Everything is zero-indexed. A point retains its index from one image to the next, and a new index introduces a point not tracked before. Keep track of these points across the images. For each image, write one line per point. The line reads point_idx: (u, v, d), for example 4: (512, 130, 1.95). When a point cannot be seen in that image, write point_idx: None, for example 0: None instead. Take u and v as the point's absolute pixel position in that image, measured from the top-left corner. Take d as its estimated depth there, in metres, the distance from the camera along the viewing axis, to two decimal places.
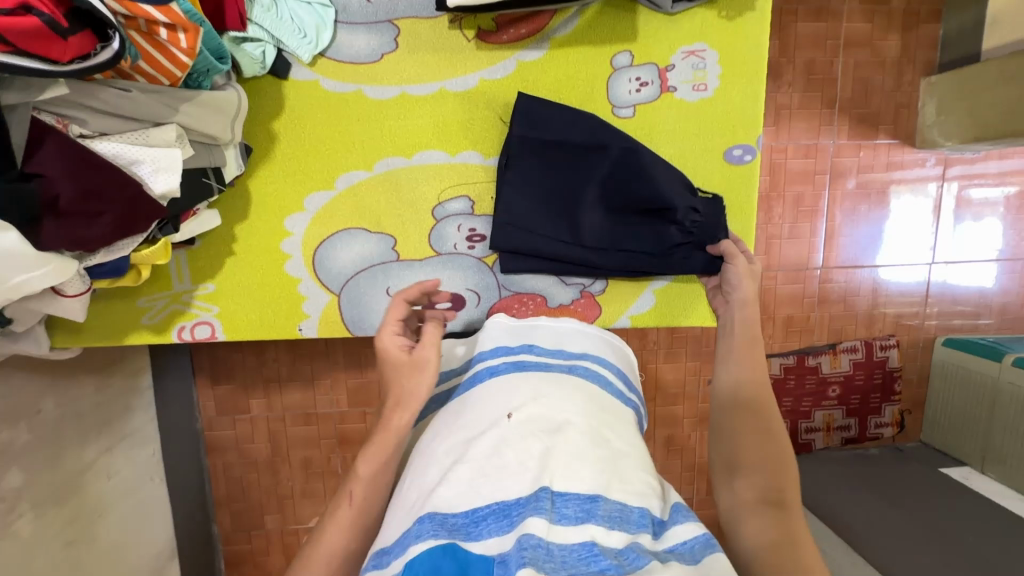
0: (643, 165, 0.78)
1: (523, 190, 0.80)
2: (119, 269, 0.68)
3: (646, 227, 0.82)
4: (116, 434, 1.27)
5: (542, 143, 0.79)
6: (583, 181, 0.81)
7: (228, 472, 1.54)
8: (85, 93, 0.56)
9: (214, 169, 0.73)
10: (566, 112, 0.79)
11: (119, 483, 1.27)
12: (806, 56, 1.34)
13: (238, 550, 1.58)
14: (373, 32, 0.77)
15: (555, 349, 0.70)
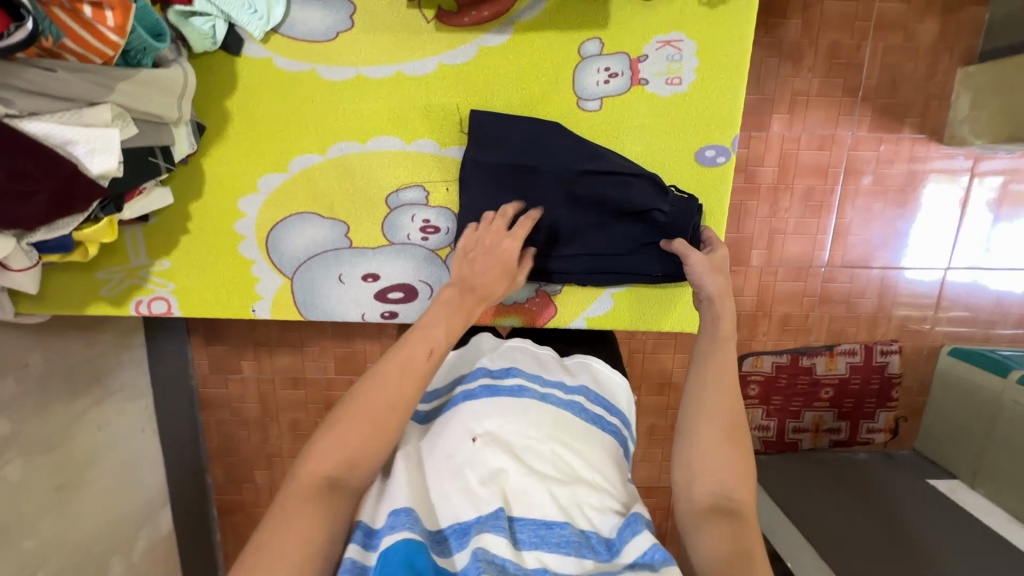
0: (600, 173, 0.76)
1: (493, 189, 0.78)
2: (64, 245, 0.69)
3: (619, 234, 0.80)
4: (107, 388, 1.31)
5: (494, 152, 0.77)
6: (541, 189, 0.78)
7: (221, 427, 1.58)
8: (11, 72, 0.56)
9: (162, 148, 0.72)
10: (522, 127, 0.76)
11: (111, 433, 1.32)
12: (830, 39, 1.21)
13: (230, 500, 1.64)
14: (328, 9, 0.73)
15: (535, 370, 0.72)
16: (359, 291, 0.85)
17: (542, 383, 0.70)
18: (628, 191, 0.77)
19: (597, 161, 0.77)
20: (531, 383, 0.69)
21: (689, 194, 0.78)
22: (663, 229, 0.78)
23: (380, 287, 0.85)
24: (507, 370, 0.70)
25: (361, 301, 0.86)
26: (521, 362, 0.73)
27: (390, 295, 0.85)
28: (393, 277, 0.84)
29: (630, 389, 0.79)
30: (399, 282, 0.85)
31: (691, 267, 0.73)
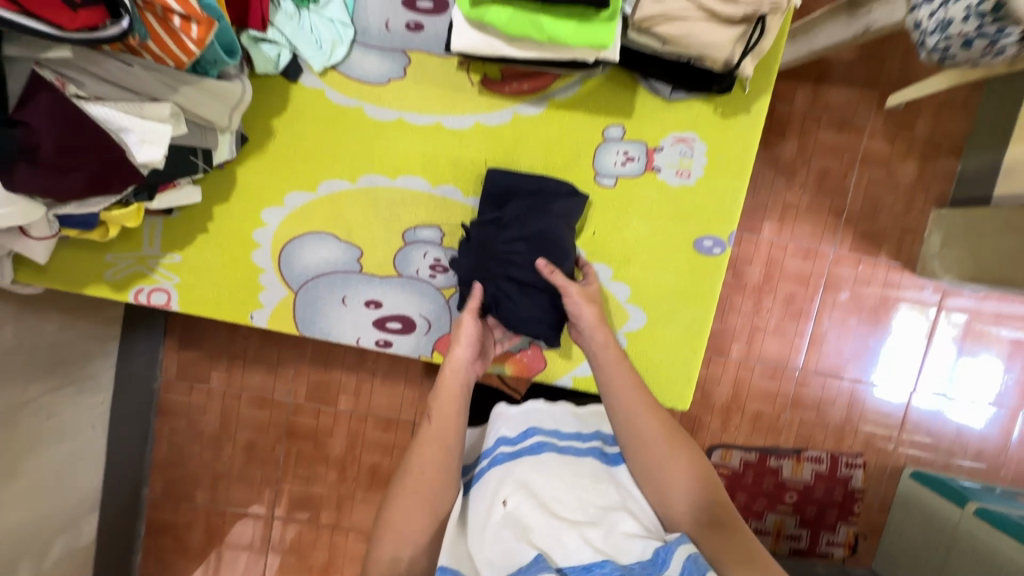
0: (539, 221, 0.81)
1: (478, 261, 0.82)
2: (88, 222, 0.71)
3: (503, 294, 0.81)
4: (67, 375, 1.17)
5: (482, 223, 0.81)
6: (499, 249, 0.81)
7: (173, 439, 1.44)
8: (88, 59, 0.61)
9: (204, 150, 0.76)
10: (534, 180, 0.82)
11: (57, 425, 1.16)
12: (820, 164, 1.33)
13: (162, 520, 1.45)
14: (386, 58, 0.81)
15: (552, 425, 0.77)
16: (359, 316, 0.88)
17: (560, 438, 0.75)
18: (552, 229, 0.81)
19: (523, 217, 0.81)
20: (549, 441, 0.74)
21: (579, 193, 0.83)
22: (558, 252, 0.81)
23: (380, 314, 0.88)
24: (524, 431, 0.74)
25: (359, 326, 0.88)
26: (539, 421, 0.76)
27: (388, 324, 0.88)
28: (394, 307, 0.87)
29: None
30: (399, 312, 0.88)
31: (568, 298, 0.77)
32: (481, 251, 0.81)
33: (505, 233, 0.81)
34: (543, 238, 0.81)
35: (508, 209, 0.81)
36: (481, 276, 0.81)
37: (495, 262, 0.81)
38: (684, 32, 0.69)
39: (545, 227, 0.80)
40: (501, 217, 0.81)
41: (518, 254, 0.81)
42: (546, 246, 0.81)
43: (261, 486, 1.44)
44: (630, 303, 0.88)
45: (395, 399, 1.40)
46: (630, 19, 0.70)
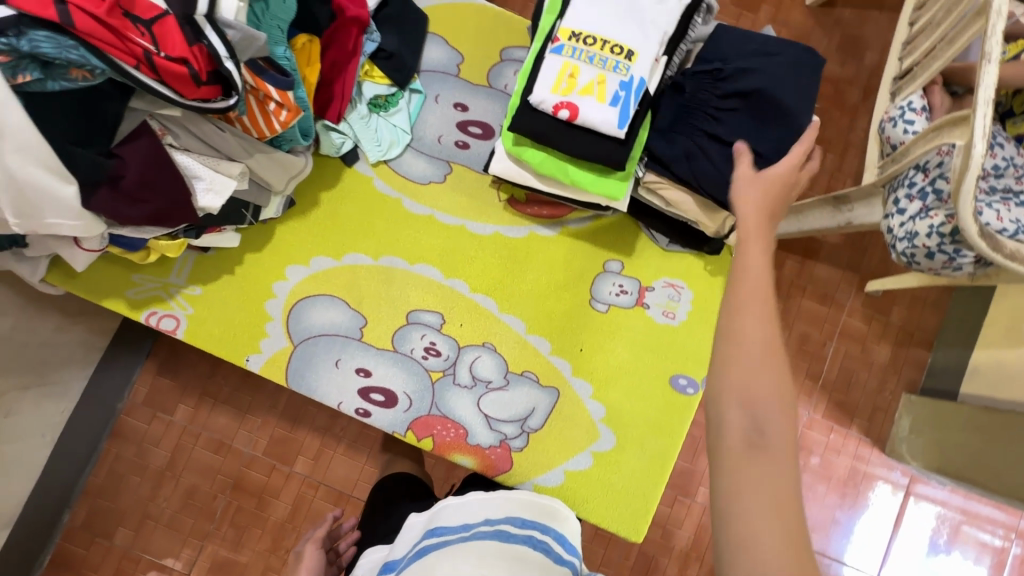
0: (772, 75, 0.75)
1: (683, 115, 0.79)
2: (134, 245, 0.79)
3: (701, 149, 0.78)
4: (42, 377, 1.17)
5: (699, 73, 0.78)
6: (704, 104, 0.78)
7: (114, 466, 1.39)
8: (192, 122, 0.73)
9: (256, 206, 0.86)
10: (758, 43, 0.78)
11: (12, 427, 1.13)
12: (800, 329, 1.41)
13: (71, 553, 1.35)
14: (432, 163, 0.95)
15: (460, 517, 0.71)
16: (346, 381, 0.91)
17: (465, 528, 0.68)
18: (775, 88, 0.75)
19: (747, 72, 0.76)
20: (452, 535, 0.68)
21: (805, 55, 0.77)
22: (771, 117, 0.75)
23: (367, 383, 0.91)
24: (429, 530, 0.70)
25: (343, 391, 0.91)
26: (447, 517, 0.72)
27: (371, 395, 0.91)
28: (381, 379, 0.91)
29: (557, 507, 0.76)
30: (385, 386, 0.91)
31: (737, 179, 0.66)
32: (692, 105, 0.78)
33: (722, 86, 0.77)
34: (767, 93, 0.75)
35: (734, 62, 0.77)
36: (677, 134, 0.79)
37: (705, 115, 0.78)
38: (686, 201, 0.81)
39: (771, 82, 0.75)
40: (721, 70, 0.77)
41: (732, 112, 0.77)
42: (766, 114, 0.76)
43: (187, 538, 1.36)
44: (604, 423, 0.91)
45: (354, 472, 1.38)
46: (641, 178, 0.82)
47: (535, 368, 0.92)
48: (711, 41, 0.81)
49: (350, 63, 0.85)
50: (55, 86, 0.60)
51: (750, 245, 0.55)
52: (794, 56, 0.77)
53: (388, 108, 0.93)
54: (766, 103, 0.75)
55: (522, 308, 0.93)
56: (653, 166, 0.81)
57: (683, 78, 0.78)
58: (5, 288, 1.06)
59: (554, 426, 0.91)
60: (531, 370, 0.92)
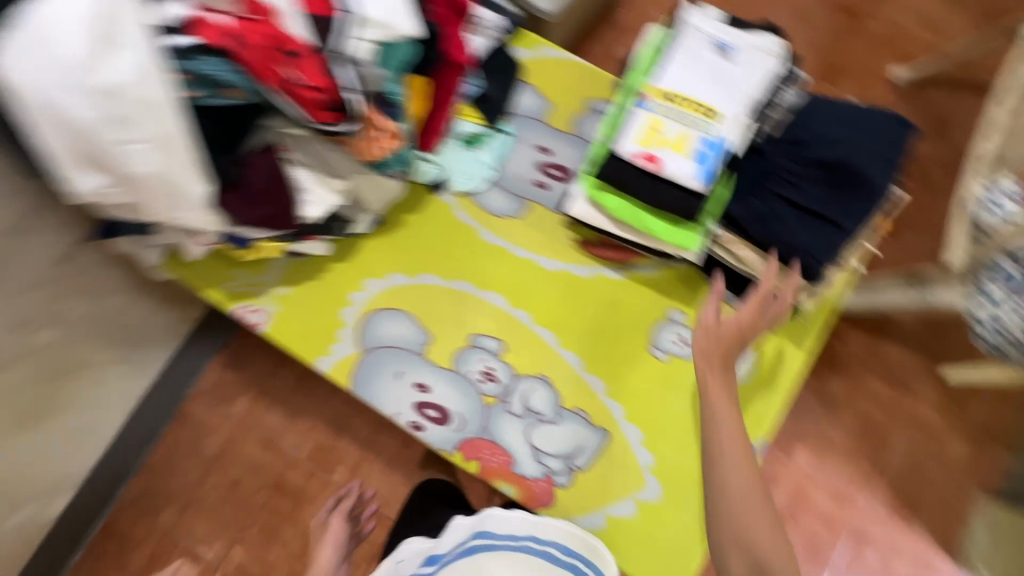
0: (855, 147, 0.76)
1: (760, 177, 0.80)
2: (242, 243, 0.89)
3: (777, 212, 0.78)
4: (128, 355, 1.30)
5: (778, 139, 0.80)
6: (782, 168, 0.79)
7: (170, 449, 1.47)
8: (310, 142, 0.83)
9: (347, 221, 0.94)
10: (841, 114, 0.79)
11: (97, 396, 1.26)
12: (866, 410, 1.32)
13: (118, 526, 1.43)
14: (511, 198, 1.01)
15: (505, 529, 0.90)
16: (404, 393, 0.95)
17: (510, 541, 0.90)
18: (858, 159, 0.76)
19: (828, 141, 0.77)
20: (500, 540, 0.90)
21: (889, 128, 0.78)
22: (852, 186, 0.76)
23: (424, 398, 0.95)
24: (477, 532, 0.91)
25: (401, 403, 0.95)
26: (494, 526, 0.91)
27: (427, 411, 0.94)
28: (437, 396, 0.94)
29: (587, 540, 0.85)
30: (440, 403, 0.94)
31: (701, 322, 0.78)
32: (770, 169, 0.79)
33: (802, 153, 0.78)
34: (848, 165, 0.76)
35: (816, 131, 0.78)
36: (752, 194, 0.80)
37: (782, 179, 0.79)
38: (760, 261, 0.80)
39: (852, 154, 0.76)
40: (802, 139, 0.79)
41: (810, 179, 0.78)
42: (846, 184, 0.76)
43: (224, 529, 1.42)
44: (652, 472, 0.90)
45: (389, 490, 1.41)
46: (716, 236, 0.81)
47: (588, 407, 0.93)
48: (797, 108, 0.81)
49: (447, 100, 0.93)
50: (213, 101, 0.69)
51: (713, 391, 0.74)
52: (878, 130, 0.77)
53: (477, 146, 1.01)
54: (848, 173, 0.76)
55: (582, 346, 0.95)
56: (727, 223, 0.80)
57: (763, 142, 0.80)
58: (120, 269, 1.20)
59: (601, 468, 0.91)
60: (584, 408, 0.93)
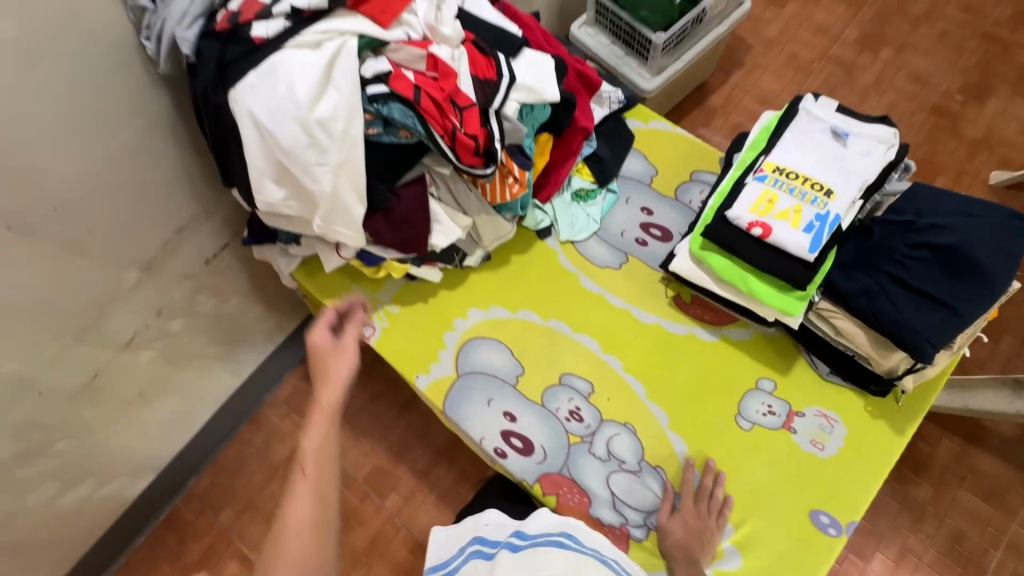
0: (970, 236, 0.78)
1: (869, 254, 0.82)
2: (374, 260, 1.00)
3: (886, 290, 0.80)
4: (231, 353, 1.43)
5: (889, 221, 0.83)
6: (893, 248, 0.81)
7: (242, 448, 1.57)
8: (452, 181, 0.95)
9: (463, 254, 1.05)
10: (955, 205, 0.82)
11: (197, 386, 1.39)
12: (954, 523, 1.24)
13: (181, 515, 1.51)
14: (611, 251, 1.08)
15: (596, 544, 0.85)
16: (493, 420, 1.00)
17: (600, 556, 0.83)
18: (973, 248, 0.78)
19: (941, 228, 0.80)
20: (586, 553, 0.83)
21: (1004, 223, 0.80)
22: (963, 274, 0.78)
23: (510, 428, 0.99)
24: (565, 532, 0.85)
25: (488, 428, 0.99)
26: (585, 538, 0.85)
27: (511, 440, 0.98)
28: (523, 427, 0.99)
29: None
30: (525, 434, 0.99)
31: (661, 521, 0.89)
32: (880, 248, 0.82)
33: (914, 237, 0.81)
34: (961, 253, 0.78)
35: (928, 218, 0.81)
36: (861, 270, 0.82)
37: (893, 258, 0.81)
38: (859, 332, 0.83)
39: (967, 242, 0.78)
40: (914, 223, 0.81)
41: (922, 261, 0.80)
42: (958, 271, 0.78)
43: None
44: (731, 539, 0.89)
45: (438, 525, 1.41)
46: (816, 304, 0.85)
47: (670, 461, 0.94)
48: (906, 195, 0.85)
49: (567, 161, 1.04)
50: (385, 138, 0.82)
51: None
52: (994, 223, 0.79)
53: (587, 201, 1.10)
54: (961, 261, 0.78)
55: (669, 399, 0.98)
56: (828, 295, 0.84)
57: (874, 223, 0.84)
58: (244, 273, 1.32)
59: None
60: (665, 462, 0.95)
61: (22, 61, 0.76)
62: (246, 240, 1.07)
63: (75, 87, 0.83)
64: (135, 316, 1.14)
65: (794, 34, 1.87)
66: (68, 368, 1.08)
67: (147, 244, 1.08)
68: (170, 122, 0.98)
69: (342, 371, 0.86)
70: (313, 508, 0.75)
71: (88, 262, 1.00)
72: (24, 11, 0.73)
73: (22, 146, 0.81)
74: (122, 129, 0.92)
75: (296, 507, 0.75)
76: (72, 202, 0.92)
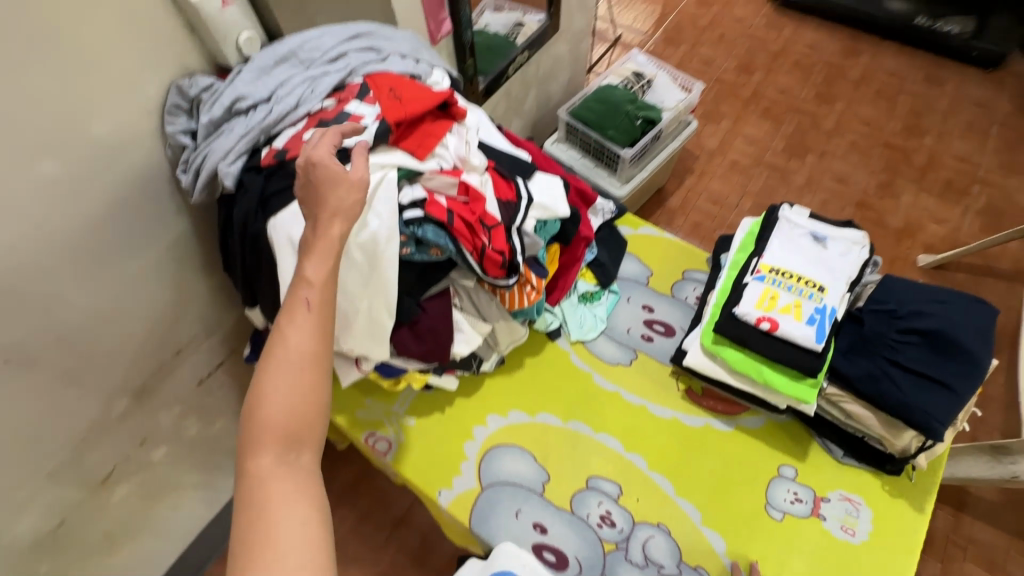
0: (948, 320, 0.88)
1: (864, 340, 0.91)
2: (394, 372, 1.00)
3: (887, 373, 0.87)
4: (211, 480, 1.31)
5: (875, 310, 0.93)
6: (883, 334, 0.90)
7: None
8: (475, 292, 0.98)
9: (479, 359, 1.06)
10: (928, 292, 0.93)
11: (170, 522, 1.25)
12: None
13: None
14: (620, 347, 1.13)
15: None
16: (523, 534, 0.96)
17: None
18: (953, 330, 0.87)
19: (923, 313, 0.90)
20: None
21: (971, 307, 0.91)
22: (951, 355, 0.87)
23: (542, 540, 0.95)
24: None
25: (519, 543, 0.95)
26: None
27: (544, 554, 0.94)
28: (556, 538, 0.95)
29: None
30: (558, 545, 0.95)
31: None
32: (872, 334, 0.91)
33: (900, 323, 0.90)
34: (945, 336, 0.87)
35: (909, 305, 0.91)
36: (859, 356, 0.90)
37: (886, 343, 0.90)
38: (869, 414, 0.89)
39: (947, 325, 0.88)
40: (897, 311, 0.91)
41: (911, 345, 0.89)
42: (945, 352, 0.87)
43: None
44: None
45: None
46: (824, 391, 0.92)
47: (708, 564, 0.92)
48: (882, 285, 0.96)
49: (573, 267, 1.09)
50: (417, 256, 0.86)
51: None
52: (964, 308, 0.90)
53: (592, 301, 1.17)
54: (946, 342, 0.87)
55: (698, 497, 0.97)
56: (834, 379, 0.91)
57: (862, 313, 0.93)
58: (235, 391, 1.25)
59: None
60: (704, 564, 0.93)
61: (56, 196, 0.77)
62: (248, 358, 1.10)
63: (102, 219, 0.83)
64: (117, 448, 1.04)
65: (731, 144, 2.16)
66: (34, 515, 0.96)
67: (141, 369, 1.01)
68: (186, 247, 0.98)
69: (344, 202, 0.69)
70: (314, 344, 0.62)
71: (80, 392, 0.93)
72: (67, 153, 0.75)
73: (35, 278, 0.79)
74: (140, 256, 0.91)
75: (294, 331, 0.62)
76: (75, 331, 0.87)
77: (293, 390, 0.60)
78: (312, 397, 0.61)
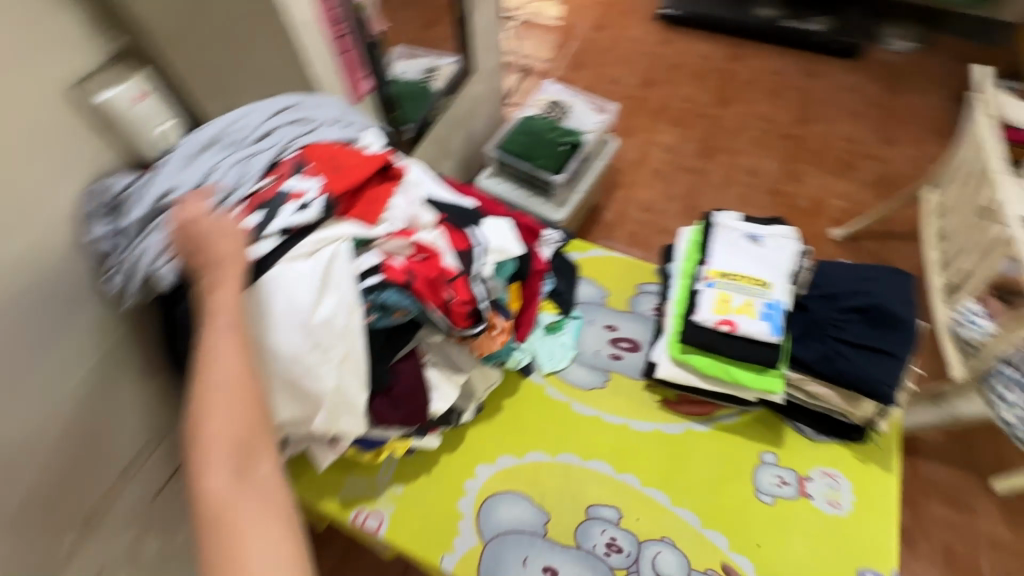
0: (879, 294, 0.97)
1: (812, 325, 0.99)
2: (374, 443, 0.96)
3: (838, 351, 0.95)
4: None
5: (816, 296, 1.02)
6: (827, 317, 0.99)
7: None
8: (446, 346, 0.97)
9: (457, 412, 1.04)
10: (857, 271, 1.02)
11: None
12: (941, 539, 1.35)
13: None
14: (592, 371, 1.15)
15: None
16: None
17: None
18: (885, 302, 0.96)
19: (857, 292, 0.99)
20: None
21: (896, 277, 1.01)
22: (889, 324, 0.95)
23: None
24: None
25: None
26: None
27: None
28: None
29: None
30: None
31: None
32: (818, 319, 0.99)
33: (840, 304, 0.99)
34: (881, 309, 0.96)
35: (844, 287, 1.00)
36: (811, 340, 0.98)
37: (831, 324, 0.98)
38: (831, 392, 0.95)
39: (880, 299, 0.97)
40: (835, 294, 1.00)
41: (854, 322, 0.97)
42: (883, 323, 0.96)
43: None
44: None
45: None
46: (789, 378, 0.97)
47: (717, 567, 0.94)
48: (819, 271, 1.05)
49: (534, 301, 1.10)
50: (382, 322, 0.85)
51: None
52: (890, 280, 1.00)
53: (557, 331, 1.18)
54: (881, 314, 0.96)
55: (694, 502, 1.00)
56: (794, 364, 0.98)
57: (807, 300, 1.02)
58: None
59: None
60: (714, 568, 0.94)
61: None
62: None
63: (22, 344, 0.75)
64: None
65: (650, 154, 2.29)
66: None
67: (89, 495, 0.92)
68: (122, 352, 0.91)
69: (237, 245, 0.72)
70: (240, 359, 0.65)
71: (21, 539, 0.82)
72: None
73: None
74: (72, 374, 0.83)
75: (218, 350, 0.64)
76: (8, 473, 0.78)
77: (232, 408, 0.62)
78: (253, 406, 0.64)
